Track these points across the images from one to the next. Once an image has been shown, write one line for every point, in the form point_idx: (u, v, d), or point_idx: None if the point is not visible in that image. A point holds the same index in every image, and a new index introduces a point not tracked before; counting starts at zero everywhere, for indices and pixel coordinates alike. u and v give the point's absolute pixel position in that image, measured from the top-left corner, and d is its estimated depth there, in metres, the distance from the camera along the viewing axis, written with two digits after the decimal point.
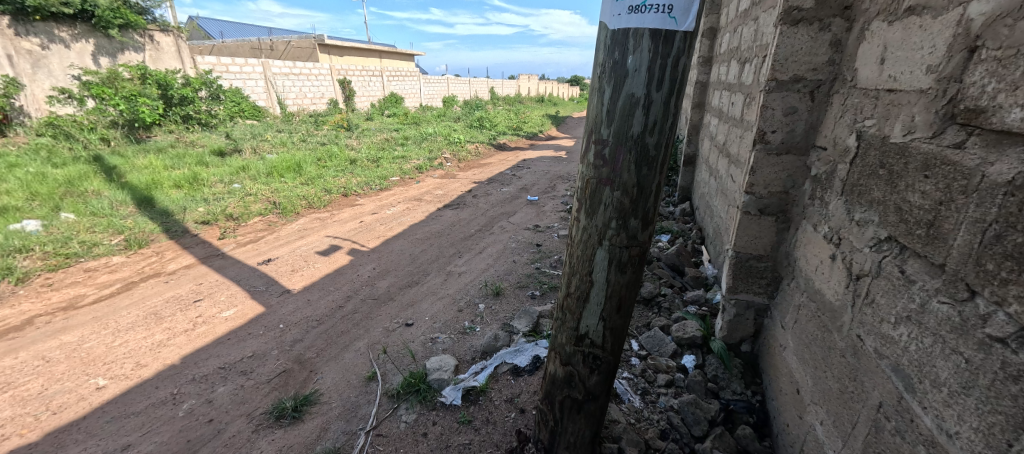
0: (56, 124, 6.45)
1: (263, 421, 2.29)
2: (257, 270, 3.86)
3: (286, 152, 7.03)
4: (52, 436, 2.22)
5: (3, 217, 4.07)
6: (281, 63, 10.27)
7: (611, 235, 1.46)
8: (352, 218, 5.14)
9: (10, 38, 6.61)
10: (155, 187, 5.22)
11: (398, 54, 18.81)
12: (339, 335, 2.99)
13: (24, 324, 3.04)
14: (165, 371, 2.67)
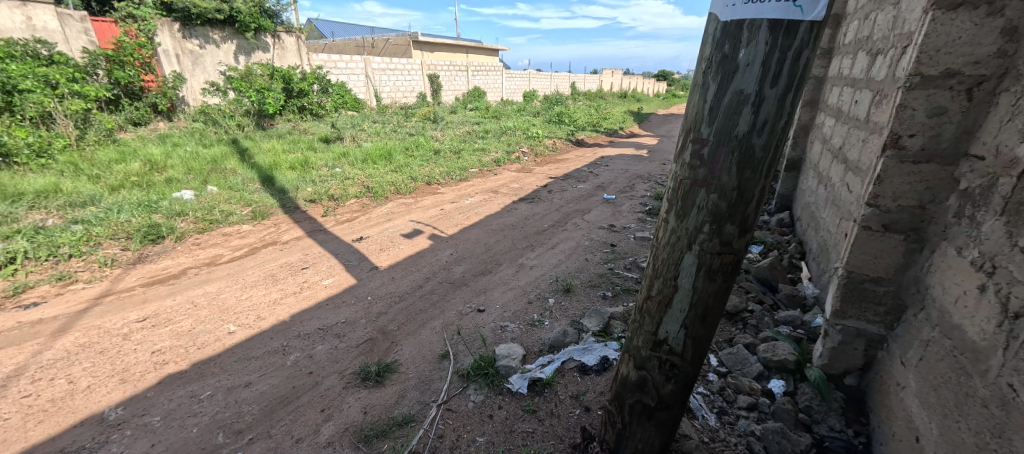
0: (207, 113, 7.59)
1: (352, 379, 2.57)
2: (352, 246, 4.27)
3: (380, 141, 7.60)
4: (197, 367, 2.68)
5: (169, 186, 4.93)
6: (380, 60, 11.04)
7: (702, 239, 1.43)
8: (433, 206, 5.44)
9: (178, 40, 7.93)
10: (275, 168, 5.96)
11: (485, 49, 19.29)
12: (418, 312, 3.22)
13: (180, 273, 3.68)
14: (278, 325, 3.08)
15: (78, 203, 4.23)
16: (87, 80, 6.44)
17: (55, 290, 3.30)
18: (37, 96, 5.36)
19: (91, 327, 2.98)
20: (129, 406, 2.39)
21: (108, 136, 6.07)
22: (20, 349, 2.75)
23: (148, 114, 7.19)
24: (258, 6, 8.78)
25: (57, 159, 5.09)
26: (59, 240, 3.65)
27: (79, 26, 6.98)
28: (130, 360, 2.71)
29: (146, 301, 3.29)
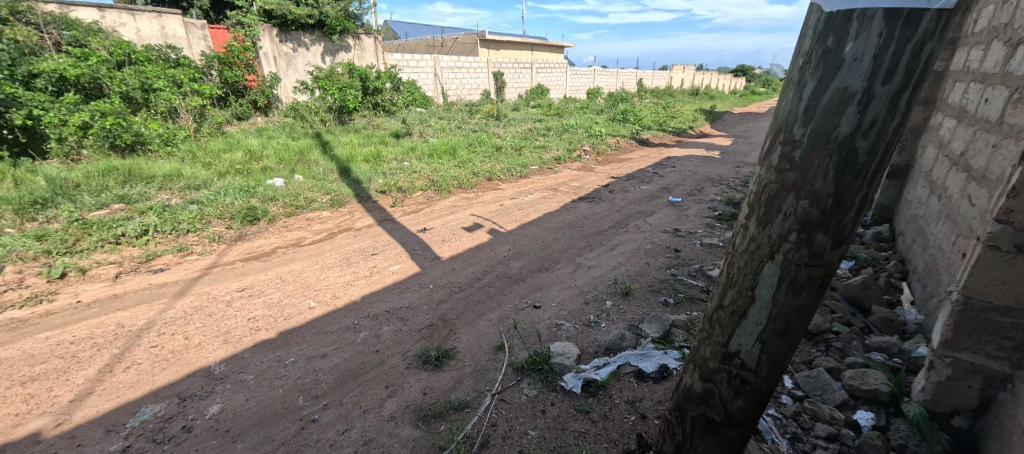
0: (296, 109, 8.33)
1: (413, 361, 2.80)
2: (417, 236, 4.58)
3: (445, 137, 7.95)
4: (283, 336, 3.03)
5: (264, 174, 5.55)
6: (449, 58, 11.47)
7: (787, 249, 1.36)
8: (494, 201, 5.64)
9: (276, 43, 8.78)
10: (352, 160, 6.46)
11: (550, 46, 19.33)
12: (477, 304, 3.40)
13: (271, 252, 4.14)
14: (350, 305, 3.40)
15: (193, 186, 4.88)
16: (203, 80, 7.37)
17: (175, 260, 3.80)
18: (165, 94, 6.28)
19: (203, 293, 3.43)
20: (229, 363, 2.76)
21: (217, 129, 6.89)
22: (150, 305, 3.22)
23: (249, 109, 8.06)
24: (343, 10, 9.36)
25: (178, 148, 5.88)
26: (180, 217, 4.23)
27: (199, 32, 8.02)
28: (232, 325, 3.11)
29: (245, 274, 3.75)
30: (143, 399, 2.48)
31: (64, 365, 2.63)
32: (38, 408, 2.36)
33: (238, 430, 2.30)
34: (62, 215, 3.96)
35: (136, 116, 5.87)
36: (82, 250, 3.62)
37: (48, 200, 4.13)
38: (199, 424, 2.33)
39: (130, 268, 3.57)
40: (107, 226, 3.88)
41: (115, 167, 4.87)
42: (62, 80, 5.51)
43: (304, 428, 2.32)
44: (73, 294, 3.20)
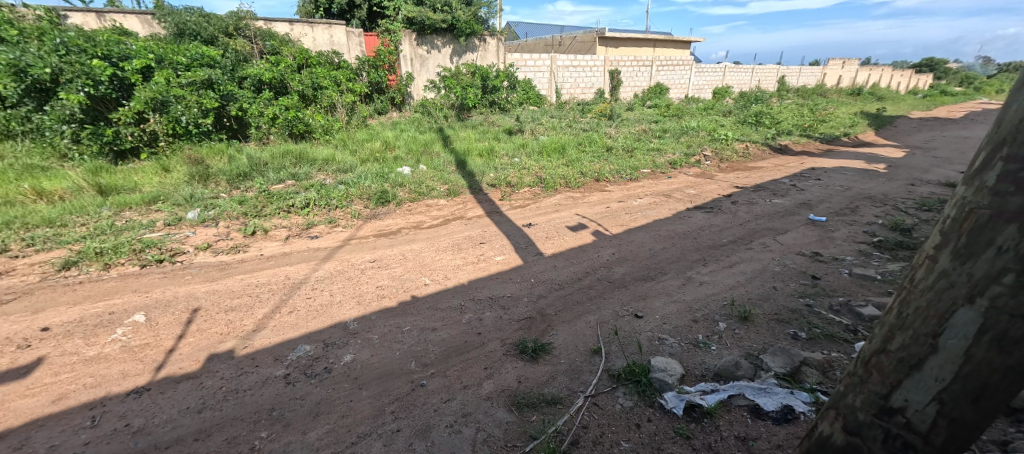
0: (425, 106, 9.25)
1: (511, 349, 2.76)
2: (523, 230, 4.74)
3: (555, 135, 8.16)
4: (404, 306, 3.21)
5: (396, 163, 6.30)
6: (566, 57, 11.69)
7: (1000, 293, 0.88)
8: (600, 203, 5.65)
9: (414, 47, 9.81)
10: (468, 154, 6.98)
11: (675, 43, 18.45)
12: (574, 304, 3.29)
13: (397, 231, 4.59)
14: (458, 287, 3.53)
15: (342, 170, 5.76)
16: (355, 80, 8.51)
17: (326, 230, 4.44)
18: (328, 92, 7.48)
19: (344, 260, 3.86)
20: (361, 321, 2.99)
21: (363, 122, 7.98)
22: (307, 264, 3.73)
23: (388, 105, 9.24)
24: (473, 14, 10.05)
25: (334, 137, 6.96)
26: (331, 195, 5.01)
27: (357, 39, 9.33)
28: (365, 289, 3.41)
29: (377, 248, 4.17)
30: (301, 339, 2.78)
31: (251, 302, 3.10)
32: (233, 332, 2.78)
33: (363, 379, 2.46)
34: (255, 186, 5.00)
35: (308, 109, 7.10)
36: (266, 215, 4.47)
37: (249, 174, 5.25)
38: (335, 368, 2.54)
39: (296, 233, 4.27)
40: (281, 198, 4.77)
41: (290, 150, 5.99)
42: (260, 82, 6.93)
43: (414, 390, 2.40)
44: (259, 249, 3.89)
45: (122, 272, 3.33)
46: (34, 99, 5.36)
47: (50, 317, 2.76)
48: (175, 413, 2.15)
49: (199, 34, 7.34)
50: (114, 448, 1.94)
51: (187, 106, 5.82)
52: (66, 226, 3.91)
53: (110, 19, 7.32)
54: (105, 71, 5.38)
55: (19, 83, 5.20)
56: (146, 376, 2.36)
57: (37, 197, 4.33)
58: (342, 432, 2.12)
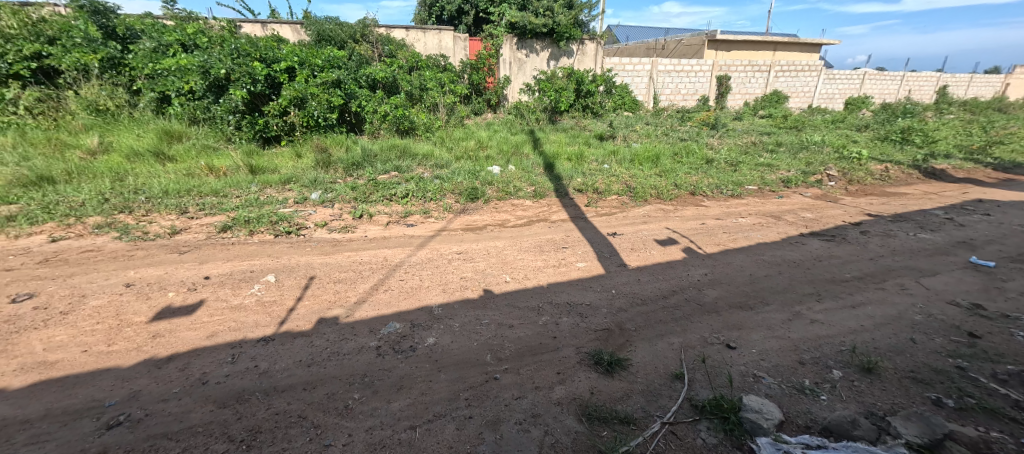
0: (519, 108, 9.57)
1: (585, 358, 2.69)
2: (607, 239, 4.55)
3: (649, 143, 7.97)
4: (483, 299, 3.31)
5: (487, 161, 6.62)
6: (668, 62, 11.29)
7: None
8: (694, 218, 5.23)
9: (513, 50, 10.15)
10: (557, 157, 7.08)
11: (799, 46, 16.74)
12: (657, 322, 3.08)
13: (484, 227, 4.76)
14: (537, 288, 3.52)
15: (439, 166, 6.17)
16: (457, 81, 9.15)
17: (421, 219, 4.76)
18: (432, 93, 8.09)
19: (434, 249, 4.11)
20: (445, 308, 3.15)
21: (460, 122, 8.47)
22: (403, 249, 4.03)
23: (484, 107, 9.77)
24: (574, 19, 10.08)
25: (434, 135, 7.48)
26: (428, 189, 5.37)
27: (462, 44, 9.90)
28: (450, 278, 3.58)
29: (464, 241, 4.36)
30: (391, 317, 3.02)
31: (355, 276, 3.47)
32: (339, 301, 3.15)
33: (443, 363, 2.59)
34: (365, 175, 5.57)
35: (414, 108, 7.75)
36: (372, 202, 4.96)
37: (362, 164, 5.86)
38: (419, 348, 2.71)
39: (395, 220, 4.66)
40: (386, 188, 5.25)
41: (396, 145, 6.63)
42: (375, 82, 7.65)
43: (488, 382, 2.48)
44: (364, 231, 4.33)
45: (262, 238, 3.95)
46: (213, 93, 6.54)
47: (211, 268, 3.38)
48: (289, 364, 2.50)
49: (333, 40, 8.50)
50: (243, 384, 2.32)
51: (320, 102, 6.66)
52: (224, 196, 4.72)
53: (271, 28, 8.63)
54: (263, 72, 6.35)
55: (204, 80, 6.37)
56: (272, 328, 2.79)
57: (208, 171, 5.31)
58: (419, 409, 2.26)
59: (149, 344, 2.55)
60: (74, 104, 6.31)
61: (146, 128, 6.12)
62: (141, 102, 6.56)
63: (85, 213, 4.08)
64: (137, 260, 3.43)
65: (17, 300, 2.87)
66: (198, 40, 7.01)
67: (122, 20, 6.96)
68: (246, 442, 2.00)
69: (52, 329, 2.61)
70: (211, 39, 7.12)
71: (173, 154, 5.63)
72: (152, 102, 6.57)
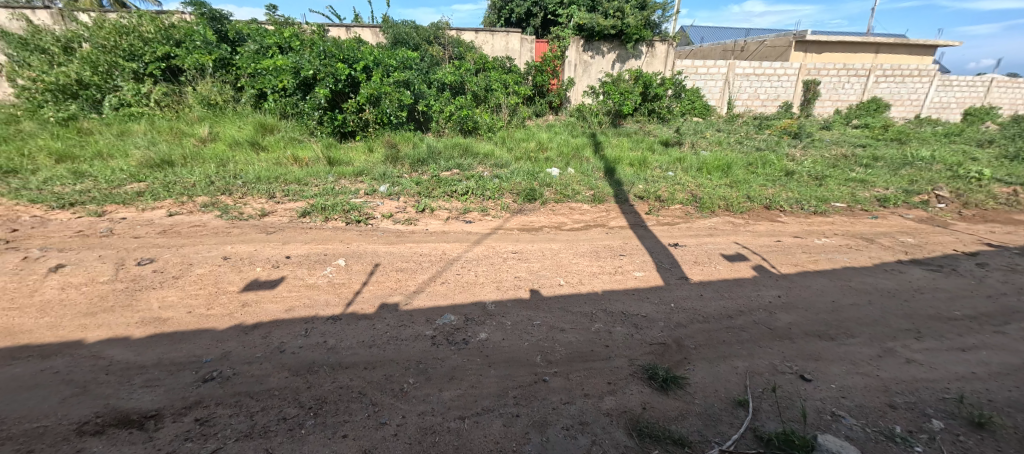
0: (581, 110, 9.62)
1: (638, 370, 2.60)
2: (668, 250, 4.34)
3: (720, 151, 7.61)
4: (537, 300, 3.33)
5: (546, 163, 6.66)
6: (747, 65, 10.67)
7: None
8: (768, 234, 4.82)
9: (580, 52, 10.13)
10: (619, 162, 6.97)
11: (906, 47, 15.08)
12: (718, 341, 2.90)
13: (540, 228, 4.78)
14: (592, 295, 3.45)
15: (499, 165, 6.31)
16: (521, 83, 9.36)
17: (478, 217, 4.89)
18: (496, 94, 8.31)
19: (490, 246, 4.21)
20: (498, 305, 3.22)
21: (522, 123, 8.60)
22: (461, 245, 4.17)
23: (546, 109, 9.89)
24: (645, 19, 9.81)
25: (496, 134, 7.68)
26: (487, 187, 5.52)
27: (529, 46, 10.00)
28: (505, 276, 3.65)
29: (520, 240, 4.41)
30: (447, 309, 3.14)
31: (415, 266, 3.66)
32: (400, 288, 3.33)
33: (493, 359, 2.63)
34: (429, 171, 5.83)
35: (478, 109, 8.01)
36: (434, 197, 5.19)
37: (427, 160, 6.14)
38: (471, 342, 2.77)
39: (454, 216, 4.83)
40: (448, 184, 5.45)
41: (459, 143, 6.88)
42: (444, 84, 8.01)
43: (536, 383, 2.47)
44: (426, 224, 4.54)
45: (336, 225, 4.28)
46: (301, 90, 7.09)
47: (291, 249, 3.71)
48: (353, 343, 2.67)
49: (408, 43, 8.93)
50: (313, 356, 2.53)
51: (392, 100, 7.05)
52: (306, 184, 5.15)
53: (354, 31, 9.28)
54: (345, 72, 6.78)
55: (294, 79, 6.90)
56: (340, 308, 3.01)
57: (294, 161, 5.81)
58: (468, 401, 2.31)
59: (239, 312, 2.87)
60: (191, 99, 7.30)
61: (245, 120, 6.89)
62: (243, 97, 7.47)
63: (195, 193, 4.67)
64: (233, 236, 3.86)
65: (141, 263, 3.34)
66: (291, 42, 7.47)
67: (233, 24, 7.87)
68: (313, 410, 2.17)
69: (165, 290, 3.03)
70: (303, 41, 7.53)
71: (266, 144, 6.25)
72: (251, 98, 7.44)
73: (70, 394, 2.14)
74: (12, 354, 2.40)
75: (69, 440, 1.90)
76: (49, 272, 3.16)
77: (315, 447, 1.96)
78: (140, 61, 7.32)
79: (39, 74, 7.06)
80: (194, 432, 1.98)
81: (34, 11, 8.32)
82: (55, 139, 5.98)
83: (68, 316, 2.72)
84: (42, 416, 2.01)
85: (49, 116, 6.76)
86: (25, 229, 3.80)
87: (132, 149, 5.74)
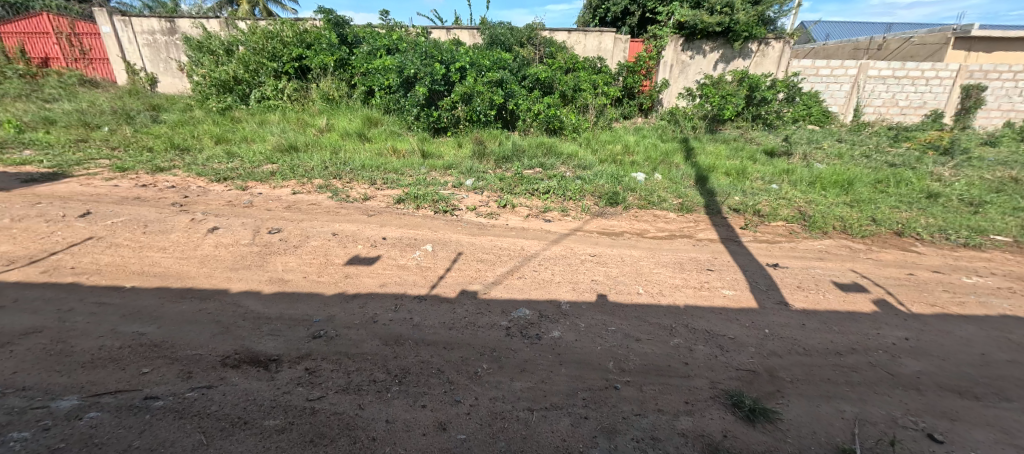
0: (674, 114, 9.38)
1: (721, 394, 2.44)
2: (764, 271, 3.86)
3: (839, 165, 6.56)
4: (614, 306, 3.24)
5: (632, 167, 6.47)
6: (883, 66, 9.45)
7: None
8: (897, 265, 4.04)
9: (677, 52, 9.82)
10: (713, 171, 6.38)
11: None
12: (821, 379, 2.59)
13: (620, 233, 4.58)
14: (674, 309, 3.25)
15: (582, 166, 6.31)
16: (611, 84, 9.27)
17: (558, 216, 4.90)
18: (584, 94, 8.36)
19: (569, 247, 4.16)
20: (573, 305, 3.21)
21: (608, 124, 8.52)
22: (540, 243, 4.20)
23: (634, 111, 9.78)
24: (759, 15, 9.10)
25: (581, 135, 7.71)
26: (569, 187, 5.49)
27: (622, 46, 9.86)
28: (581, 278, 3.60)
29: (599, 244, 4.29)
30: (522, 303, 3.22)
31: (495, 258, 3.81)
32: (479, 278, 3.48)
33: (565, 357, 2.65)
34: (513, 169, 6.03)
35: (565, 109, 8.10)
36: (516, 193, 5.35)
37: (511, 158, 6.35)
38: (544, 339, 2.82)
39: (535, 213, 4.92)
40: (530, 182, 5.57)
41: (544, 143, 7.02)
42: (536, 81, 8.35)
43: (607, 389, 2.44)
44: (507, 220, 4.70)
45: (424, 213, 4.59)
46: (404, 88, 7.64)
47: (384, 232, 4.05)
48: (435, 324, 2.87)
49: (504, 43, 9.29)
50: (400, 330, 2.77)
51: (484, 99, 7.38)
52: (402, 174, 5.58)
53: (453, 33, 9.84)
54: (442, 71, 7.26)
55: (399, 78, 7.49)
56: (425, 289, 3.27)
57: (393, 152, 6.33)
58: (538, 394, 2.35)
59: (342, 282, 3.24)
60: (314, 94, 8.29)
61: (355, 114, 7.65)
62: (355, 94, 8.33)
63: (313, 177, 5.27)
64: (341, 216, 4.33)
65: (272, 232, 3.88)
66: (399, 44, 8.30)
67: (352, 29, 8.77)
68: (397, 377, 2.38)
69: (288, 256, 3.54)
70: (408, 44, 8.30)
71: (371, 136, 6.88)
72: (362, 95, 8.29)
73: (216, 332, 2.62)
74: (180, 293, 2.99)
75: (215, 368, 2.33)
76: (208, 232, 3.80)
77: (398, 411, 2.16)
78: (280, 61, 8.40)
79: (208, 71, 8.47)
80: (304, 379, 2.30)
81: (207, 20, 9.90)
82: (215, 125, 7.12)
83: (218, 269, 3.31)
84: (197, 346, 2.48)
85: (212, 106, 8.16)
86: (192, 196, 4.64)
87: (269, 135, 6.64)
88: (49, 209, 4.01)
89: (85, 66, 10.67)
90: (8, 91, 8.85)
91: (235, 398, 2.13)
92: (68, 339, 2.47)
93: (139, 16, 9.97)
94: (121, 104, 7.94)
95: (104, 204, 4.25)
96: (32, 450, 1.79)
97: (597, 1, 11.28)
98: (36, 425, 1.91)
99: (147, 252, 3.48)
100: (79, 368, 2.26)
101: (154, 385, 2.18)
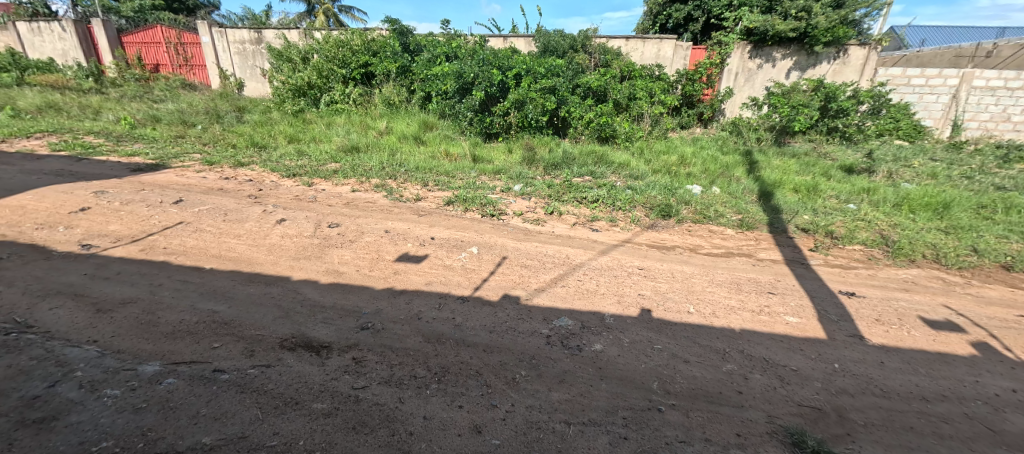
0: (737, 124, 8.90)
1: (779, 431, 2.25)
2: (836, 298, 3.53)
3: (930, 185, 5.91)
4: (661, 323, 3.11)
5: (687, 179, 6.20)
6: (992, 74, 8.39)
7: None
8: (1005, 304, 3.52)
9: (745, 59, 9.28)
10: (779, 186, 5.95)
11: None
12: (901, 427, 2.31)
13: (672, 247, 4.38)
14: (727, 332, 3.05)
15: (633, 176, 6.14)
16: (669, 92, 9.00)
17: (606, 226, 4.78)
18: (639, 103, 8.20)
19: (616, 258, 4.04)
20: (617, 319, 3.11)
21: (663, 134, 8.26)
22: (585, 252, 4.12)
23: (694, 120, 9.40)
24: (841, 18, 8.43)
25: (633, 144, 7.55)
26: (618, 197, 5.34)
27: (683, 53, 9.52)
28: (627, 291, 3.49)
29: (648, 258, 4.12)
30: (564, 312, 3.17)
31: (540, 265, 3.79)
32: (521, 284, 3.48)
33: (606, 373, 2.57)
34: (562, 175, 5.98)
35: (619, 117, 7.96)
36: (564, 200, 5.29)
37: (560, 165, 6.33)
38: (585, 351, 2.76)
39: (582, 222, 4.84)
40: (579, 190, 5.48)
41: (595, 151, 6.94)
42: (589, 90, 8.14)
43: (650, 410, 2.33)
44: (552, 227, 4.65)
45: (472, 216, 4.69)
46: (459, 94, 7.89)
47: (432, 232, 4.16)
48: (477, 325, 2.91)
49: (558, 51, 9.36)
50: (441, 329, 2.83)
51: (536, 105, 7.48)
52: (453, 177, 5.73)
53: (510, 41, 10.03)
54: (499, 77, 7.43)
55: (455, 84, 7.73)
56: (469, 290, 3.32)
57: (447, 156, 6.52)
58: (576, 408, 2.30)
59: (391, 278, 3.39)
60: (377, 98, 8.78)
61: (413, 118, 8.01)
62: (414, 99, 8.71)
63: (371, 176, 5.56)
64: (393, 215, 4.52)
65: (330, 226, 4.13)
66: (457, 51, 8.63)
67: (414, 37, 9.23)
68: (437, 375, 2.43)
69: (344, 250, 3.75)
70: (466, 51, 8.57)
71: (426, 138, 7.17)
72: (420, 99, 8.69)
73: (277, 316, 2.82)
74: (249, 278, 3.27)
75: (274, 349, 2.52)
76: (276, 223, 4.12)
77: (435, 409, 2.20)
78: (348, 68, 9.01)
79: (286, 77, 9.25)
80: (351, 368, 2.42)
81: (290, 31, 10.84)
82: (290, 125, 7.74)
83: (283, 258, 3.57)
84: (260, 327, 2.69)
85: (289, 109, 8.88)
86: (266, 190, 5.06)
87: (335, 136, 7.11)
88: (149, 196, 4.54)
89: (188, 71, 12.04)
90: (125, 92, 10.20)
91: (289, 379, 2.29)
92: (156, 311, 2.77)
93: (234, 28, 11.09)
94: (215, 105, 8.86)
95: (191, 193, 4.75)
96: (121, 406, 2.03)
97: (657, 7, 11.01)
98: (125, 385, 2.16)
99: (225, 238, 3.83)
100: (162, 338, 2.54)
101: (222, 360, 2.39)
